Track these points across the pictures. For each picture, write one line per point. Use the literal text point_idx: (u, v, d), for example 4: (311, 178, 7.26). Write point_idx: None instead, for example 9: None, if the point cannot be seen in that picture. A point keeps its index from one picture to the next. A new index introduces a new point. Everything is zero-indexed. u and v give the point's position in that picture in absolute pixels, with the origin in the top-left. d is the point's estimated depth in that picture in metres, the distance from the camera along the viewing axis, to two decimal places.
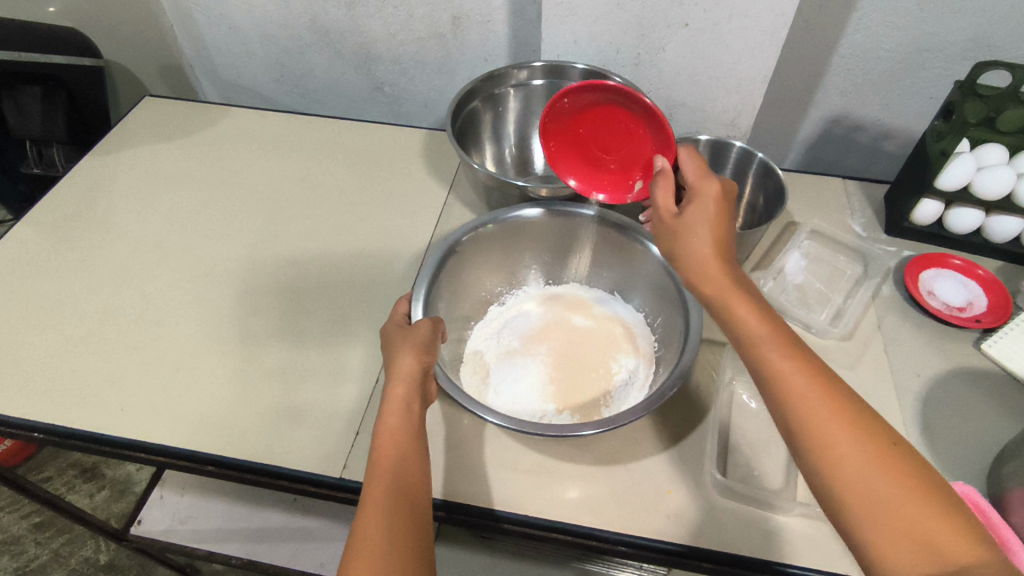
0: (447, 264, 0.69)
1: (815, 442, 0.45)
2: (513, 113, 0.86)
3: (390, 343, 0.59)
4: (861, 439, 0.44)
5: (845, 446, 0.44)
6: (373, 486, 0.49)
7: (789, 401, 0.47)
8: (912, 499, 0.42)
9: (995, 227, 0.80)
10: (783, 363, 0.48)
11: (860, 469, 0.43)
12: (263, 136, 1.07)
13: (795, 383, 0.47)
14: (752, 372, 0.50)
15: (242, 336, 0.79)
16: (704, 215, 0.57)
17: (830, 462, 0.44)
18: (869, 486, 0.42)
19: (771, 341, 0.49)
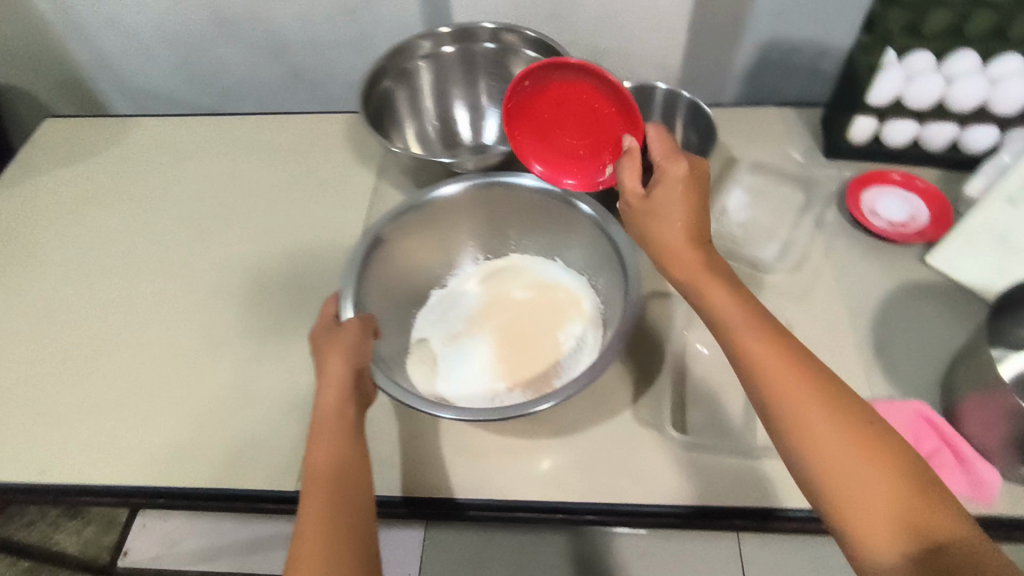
0: (375, 255, 0.66)
1: (794, 429, 0.45)
2: (428, 87, 0.82)
3: (320, 350, 0.56)
4: (845, 424, 0.44)
5: (827, 432, 0.44)
6: (310, 513, 0.47)
7: (771, 393, 0.46)
8: (895, 481, 0.42)
9: (930, 135, 0.78)
10: (763, 356, 0.48)
11: (842, 452, 0.43)
12: (178, 144, 1.01)
13: (778, 377, 0.46)
14: (734, 365, 0.49)
15: (181, 359, 0.76)
16: (672, 204, 0.55)
17: (812, 450, 0.44)
18: (853, 471, 0.43)
19: (751, 337, 0.49)
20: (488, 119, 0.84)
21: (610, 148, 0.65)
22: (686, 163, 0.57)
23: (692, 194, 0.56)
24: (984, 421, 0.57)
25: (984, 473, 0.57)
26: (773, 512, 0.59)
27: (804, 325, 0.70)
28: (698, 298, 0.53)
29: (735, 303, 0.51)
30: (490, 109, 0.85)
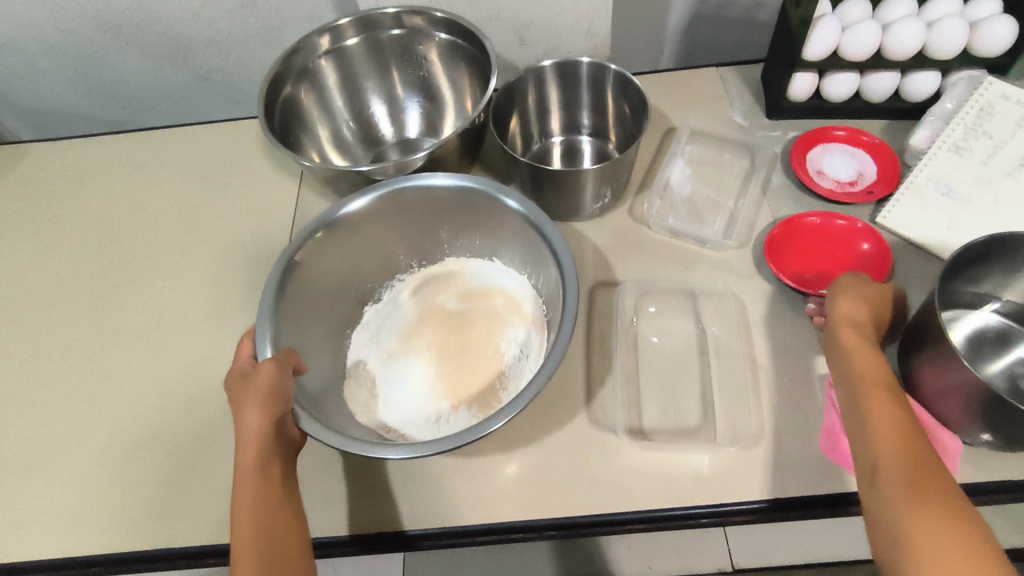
0: (292, 283, 0.60)
1: (888, 485, 0.46)
2: (337, 85, 0.76)
3: (234, 400, 0.51)
4: (941, 498, 0.44)
5: (921, 494, 0.44)
6: None
7: (880, 439, 0.48)
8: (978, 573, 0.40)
9: (872, 86, 0.75)
10: (882, 410, 0.50)
11: (929, 517, 0.43)
12: (81, 169, 0.93)
13: (890, 431, 0.48)
14: (854, 416, 0.52)
15: (100, 410, 0.70)
16: (864, 284, 0.58)
17: (899, 509, 0.44)
18: (931, 541, 0.42)
19: (883, 394, 0.51)
20: (408, 112, 0.80)
21: (794, 235, 0.70)
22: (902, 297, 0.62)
23: (891, 308, 0.60)
24: (940, 391, 0.55)
25: (946, 441, 0.56)
26: (738, 505, 0.56)
27: (756, 302, 0.67)
28: (843, 353, 0.55)
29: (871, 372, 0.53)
30: (408, 100, 0.80)
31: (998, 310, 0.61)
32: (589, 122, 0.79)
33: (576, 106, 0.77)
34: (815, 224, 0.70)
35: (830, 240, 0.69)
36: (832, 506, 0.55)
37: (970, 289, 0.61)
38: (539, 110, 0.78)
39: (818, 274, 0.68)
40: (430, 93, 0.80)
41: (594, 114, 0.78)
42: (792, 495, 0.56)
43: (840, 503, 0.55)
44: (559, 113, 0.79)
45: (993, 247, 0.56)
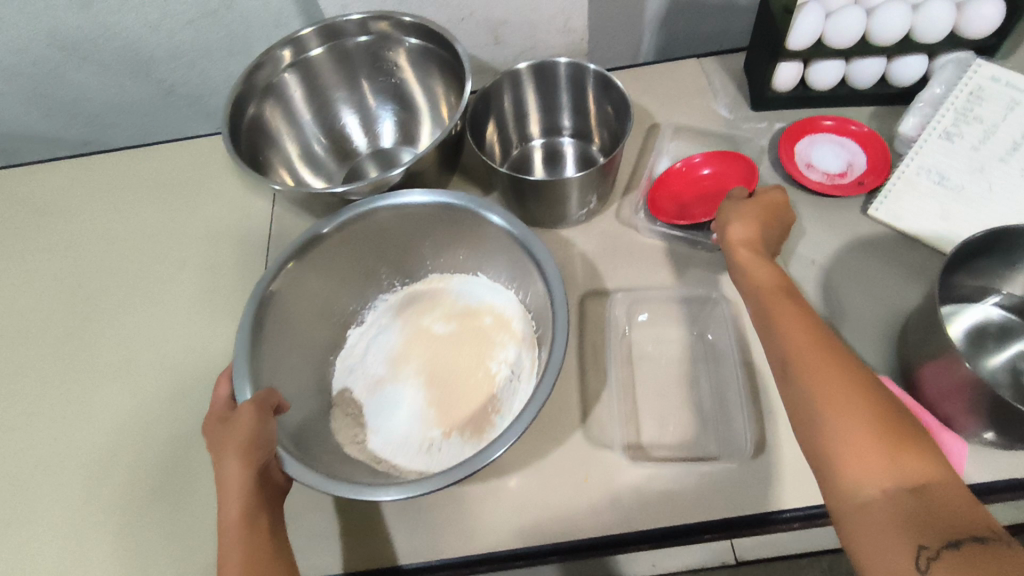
0: (268, 316, 0.57)
1: (801, 372, 0.47)
2: (304, 98, 0.73)
3: (213, 450, 0.49)
4: (848, 375, 0.45)
5: (831, 374, 0.45)
6: None
7: (785, 338, 0.49)
8: (893, 435, 0.42)
9: (858, 72, 0.73)
10: (786, 312, 0.51)
11: (842, 394, 0.44)
12: (43, 196, 0.88)
13: (793, 331, 0.49)
14: (761, 323, 0.53)
15: (77, 453, 0.67)
16: (734, 210, 0.60)
17: (817, 393, 0.45)
18: (849, 417, 0.43)
19: (781, 297, 0.52)
20: (381, 122, 0.77)
21: (682, 177, 0.73)
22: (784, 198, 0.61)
23: (774, 215, 0.60)
24: (944, 391, 0.53)
25: (951, 443, 0.54)
26: (743, 519, 0.55)
27: None
28: (745, 268, 0.57)
29: (766, 278, 0.54)
30: (381, 110, 0.77)
31: (999, 303, 0.59)
32: (570, 122, 0.76)
33: (556, 107, 0.75)
34: (702, 166, 0.73)
35: (716, 180, 0.72)
36: None
37: (970, 282, 0.59)
38: (517, 114, 0.75)
39: (708, 208, 0.70)
40: (403, 100, 0.77)
41: (575, 115, 0.75)
42: (797, 506, 0.54)
43: None
44: (538, 116, 0.76)
45: (993, 240, 0.55)
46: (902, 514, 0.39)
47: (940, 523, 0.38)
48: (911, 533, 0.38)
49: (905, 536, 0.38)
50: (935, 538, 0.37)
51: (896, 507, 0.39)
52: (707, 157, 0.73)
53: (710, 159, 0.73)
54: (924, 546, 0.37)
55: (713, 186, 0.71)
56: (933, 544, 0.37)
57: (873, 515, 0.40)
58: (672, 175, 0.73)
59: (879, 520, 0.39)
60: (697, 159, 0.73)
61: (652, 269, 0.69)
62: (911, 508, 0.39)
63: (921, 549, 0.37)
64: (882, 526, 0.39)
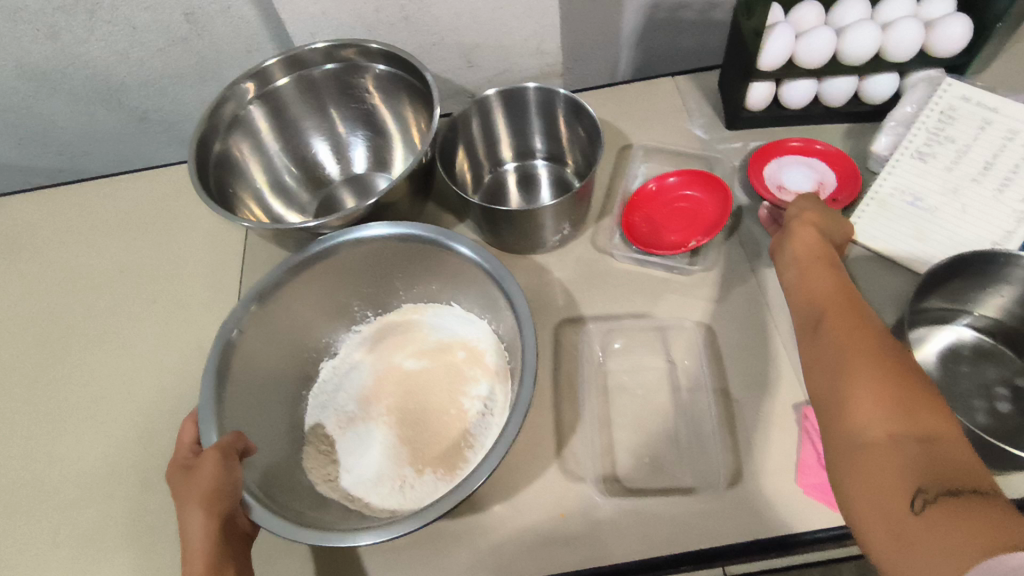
0: (235, 354, 0.57)
1: (833, 332, 0.48)
2: (273, 128, 0.72)
3: (176, 499, 0.47)
4: (882, 340, 0.46)
5: (865, 336, 0.47)
6: None
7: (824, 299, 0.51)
8: (916, 394, 0.42)
9: (830, 91, 0.72)
10: (827, 276, 0.53)
11: (870, 354, 0.45)
12: (13, 230, 0.87)
13: (835, 293, 0.51)
14: (797, 286, 0.55)
15: (47, 496, 0.65)
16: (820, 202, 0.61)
17: (846, 349, 0.46)
18: (873, 372, 0.44)
19: (824, 264, 0.54)
20: (352, 150, 0.76)
21: (655, 199, 0.72)
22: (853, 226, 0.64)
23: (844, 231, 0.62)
24: None
25: None
26: (721, 549, 0.54)
27: (726, 331, 0.65)
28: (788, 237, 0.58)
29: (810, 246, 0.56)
30: (353, 138, 0.77)
31: (970, 324, 0.59)
32: (543, 146, 0.76)
33: (528, 132, 0.74)
34: (676, 188, 0.72)
35: (690, 201, 0.71)
36: (816, 545, 0.53)
37: (941, 305, 0.59)
38: (490, 141, 0.75)
39: (681, 231, 0.70)
40: (374, 127, 0.76)
41: (548, 139, 0.75)
42: (774, 536, 0.54)
43: (823, 541, 0.53)
44: (512, 140, 0.76)
45: (961, 264, 0.55)
46: (907, 459, 0.40)
47: (942, 470, 0.39)
48: (913, 476, 0.39)
49: (906, 479, 0.39)
50: (936, 484, 0.38)
51: (902, 451, 0.40)
52: (680, 178, 0.72)
53: (684, 180, 0.72)
54: (923, 490, 0.38)
55: (687, 208, 0.71)
56: (932, 487, 0.38)
57: (877, 456, 0.41)
58: (645, 196, 0.73)
59: (882, 461, 0.40)
60: (670, 180, 0.72)
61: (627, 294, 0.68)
62: (918, 455, 0.40)
63: (919, 491, 0.38)
64: (885, 467, 0.40)
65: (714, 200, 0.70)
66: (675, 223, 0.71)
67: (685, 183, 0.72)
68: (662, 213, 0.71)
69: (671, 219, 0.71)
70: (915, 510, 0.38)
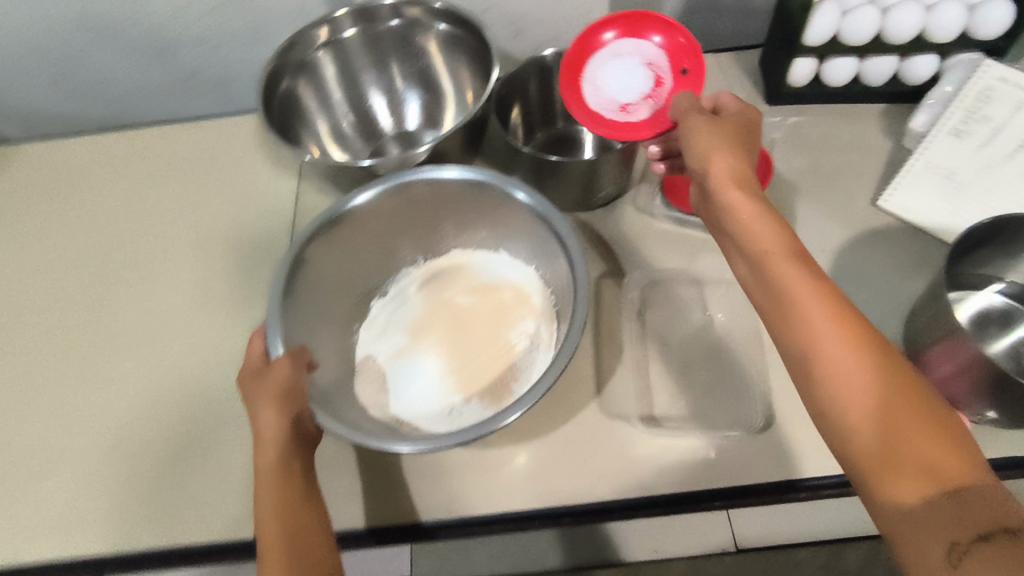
0: (299, 278, 0.60)
1: (822, 358, 0.42)
2: (335, 77, 0.75)
3: (249, 402, 0.51)
4: (874, 355, 0.41)
5: (856, 357, 0.41)
6: None
7: (800, 319, 0.44)
8: (920, 423, 0.39)
9: (871, 69, 0.75)
10: (793, 282, 0.45)
11: (869, 381, 0.40)
12: (67, 168, 0.89)
13: (806, 302, 0.44)
14: (765, 293, 0.48)
15: (104, 414, 0.69)
16: (711, 130, 0.55)
17: (842, 383, 0.41)
18: (877, 407, 0.40)
19: (789, 261, 0.47)
20: (407, 105, 0.79)
21: None
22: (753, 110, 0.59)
23: (746, 127, 0.58)
24: (949, 371, 0.56)
25: None
26: (753, 488, 0.57)
27: None
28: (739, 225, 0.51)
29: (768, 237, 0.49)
30: (407, 92, 0.80)
31: (1002, 290, 0.61)
32: None
33: None
34: None
35: None
36: (842, 487, 0.56)
37: (973, 272, 0.62)
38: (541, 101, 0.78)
39: None
40: (429, 84, 0.79)
41: None
42: (802, 478, 0.57)
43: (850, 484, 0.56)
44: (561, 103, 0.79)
45: (998, 231, 0.57)
46: (932, 517, 0.36)
47: (970, 517, 0.35)
48: (941, 526, 0.35)
49: (936, 533, 0.35)
50: (967, 532, 0.34)
51: (927, 510, 0.36)
52: None
53: None
54: (956, 542, 0.34)
55: None
56: (964, 539, 0.34)
57: (904, 519, 0.37)
58: None
59: (911, 524, 0.36)
60: None
61: (665, 252, 0.72)
62: (940, 508, 0.36)
63: (951, 545, 0.34)
64: (916, 520, 0.36)
65: (754, 167, 0.73)
66: None
67: None
68: None
69: None
70: (951, 565, 0.34)
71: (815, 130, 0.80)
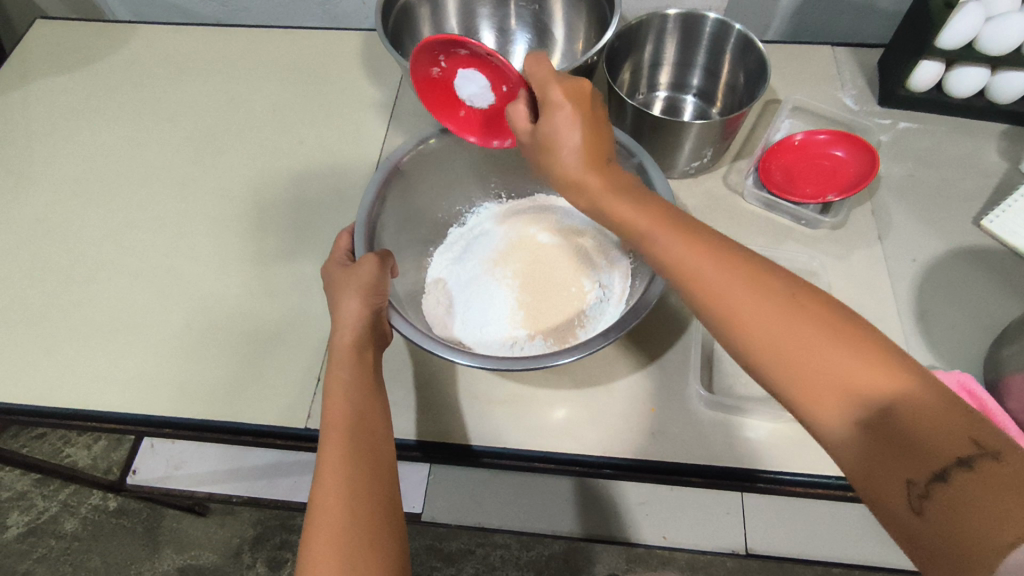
0: (392, 187, 0.61)
1: (742, 324, 0.41)
2: (453, 2, 0.77)
3: (333, 289, 0.54)
4: (795, 306, 0.40)
5: (772, 318, 0.40)
6: (328, 463, 0.45)
7: (709, 294, 0.42)
8: (857, 358, 0.37)
9: (1001, 85, 0.72)
10: (689, 251, 0.44)
11: (795, 334, 0.39)
12: (182, 56, 0.94)
13: (711, 267, 0.43)
14: (666, 269, 0.45)
15: (183, 288, 0.72)
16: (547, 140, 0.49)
17: (766, 343, 0.40)
18: (814, 355, 0.38)
19: (676, 230, 0.45)
20: (515, 45, 0.81)
21: (798, 151, 0.73)
22: (569, 79, 0.49)
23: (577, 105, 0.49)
24: None
25: None
26: (803, 477, 0.56)
27: (843, 287, 0.66)
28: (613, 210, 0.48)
29: (653, 225, 0.46)
30: (518, 33, 0.81)
31: None
32: (699, 82, 0.78)
33: (690, 63, 0.76)
34: (819, 144, 0.73)
35: (832, 160, 0.72)
36: None
37: None
38: (652, 62, 0.77)
39: (816, 185, 0.71)
40: (540, 29, 0.79)
41: (706, 75, 0.77)
42: None
43: None
44: (671, 68, 0.78)
45: None
46: (883, 458, 0.35)
47: (919, 451, 0.33)
48: (897, 466, 0.34)
49: (892, 474, 0.34)
50: (921, 469, 0.33)
51: (876, 453, 0.35)
52: (830, 138, 0.73)
53: (833, 139, 0.72)
54: (913, 482, 0.33)
55: (829, 167, 0.72)
56: (920, 478, 0.33)
57: (862, 463, 0.36)
58: (789, 145, 0.73)
59: (869, 466, 0.35)
60: (821, 137, 0.73)
61: (749, 234, 0.71)
62: (889, 448, 0.35)
63: (909, 484, 0.34)
64: (872, 463, 0.35)
65: (855, 164, 0.71)
66: (811, 177, 0.71)
67: (834, 142, 0.72)
68: (804, 165, 0.72)
69: (807, 171, 0.72)
70: (916, 511, 0.33)
71: (925, 139, 0.77)
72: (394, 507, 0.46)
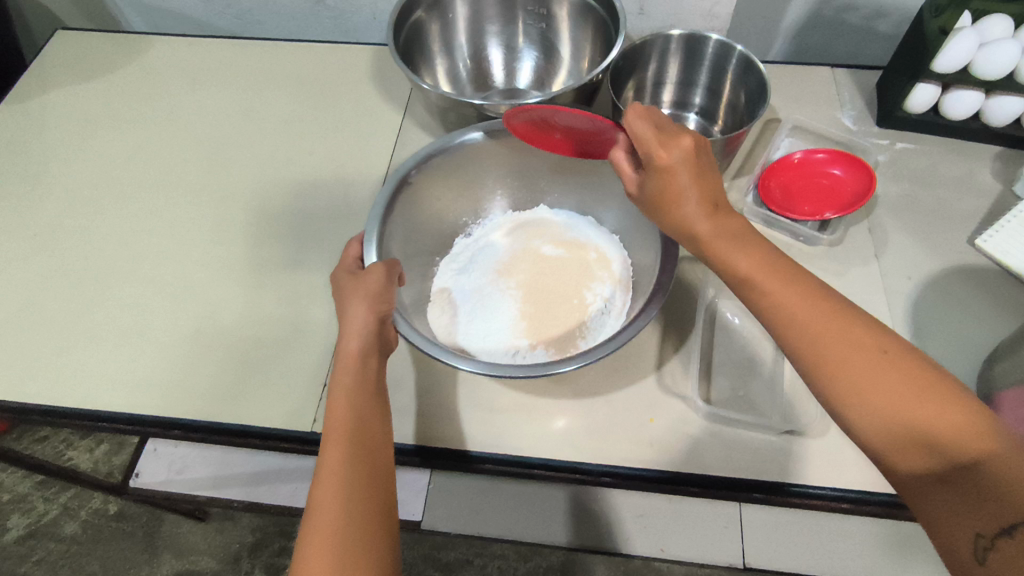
0: (399, 199, 0.63)
1: (822, 358, 0.43)
2: (462, 20, 0.79)
3: (340, 298, 0.55)
4: (882, 349, 0.42)
5: (864, 362, 0.42)
6: (327, 469, 0.46)
7: (788, 324, 0.45)
8: (936, 406, 0.40)
9: (996, 109, 0.74)
10: (777, 287, 0.46)
11: (884, 379, 0.41)
12: (197, 68, 0.96)
13: (794, 301, 0.45)
14: (748, 299, 0.48)
15: (194, 293, 0.74)
16: (673, 206, 0.50)
17: (844, 379, 0.42)
18: (892, 396, 0.41)
19: (760, 266, 0.47)
20: (522, 62, 0.83)
21: (796, 168, 0.75)
22: (683, 140, 0.49)
23: (691, 164, 0.49)
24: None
25: None
26: (797, 488, 0.57)
27: None
28: (716, 251, 0.49)
29: (748, 262, 0.48)
30: (525, 50, 0.83)
31: None
32: (701, 100, 0.80)
33: (692, 82, 0.78)
34: (817, 162, 0.75)
35: (829, 177, 0.74)
36: (888, 507, 0.57)
37: None
38: (655, 81, 0.79)
39: (813, 202, 0.72)
40: (547, 47, 0.82)
41: (707, 94, 0.79)
42: (850, 489, 0.57)
43: (895, 504, 0.56)
44: (674, 87, 0.80)
45: None
46: (953, 507, 0.37)
47: (991, 505, 0.36)
48: (967, 517, 0.37)
49: (962, 524, 0.37)
50: (990, 522, 0.36)
51: (948, 499, 0.38)
52: (827, 156, 0.74)
53: (831, 157, 0.74)
54: (981, 535, 0.36)
55: (827, 185, 0.73)
56: (987, 531, 0.36)
57: (933, 504, 0.39)
58: (787, 162, 0.75)
59: (939, 509, 0.38)
60: (818, 156, 0.75)
61: None
62: (962, 498, 0.37)
63: (977, 536, 0.36)
64: (940, 508, 0.38)
65: (853, 182, 0.73)
66: (810, 194, 0.73)
67: (831, 161, 0.74)
68: (802, 183, 0.74)
69: (806, 189, 0.74)
70: (979, 560, 0.35)
71: (923, 160, 0.78)
72: (389, 516, 0.47)
